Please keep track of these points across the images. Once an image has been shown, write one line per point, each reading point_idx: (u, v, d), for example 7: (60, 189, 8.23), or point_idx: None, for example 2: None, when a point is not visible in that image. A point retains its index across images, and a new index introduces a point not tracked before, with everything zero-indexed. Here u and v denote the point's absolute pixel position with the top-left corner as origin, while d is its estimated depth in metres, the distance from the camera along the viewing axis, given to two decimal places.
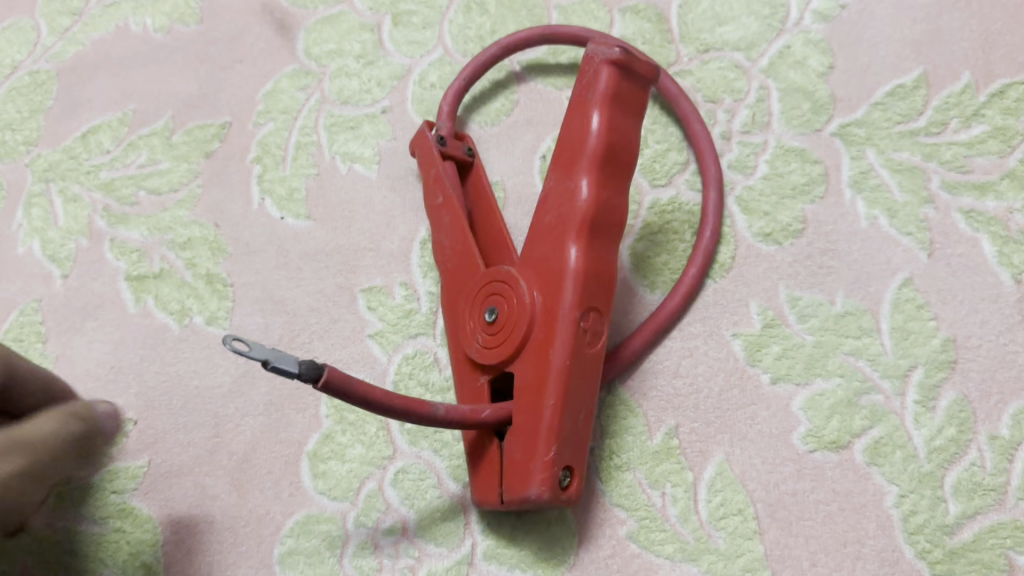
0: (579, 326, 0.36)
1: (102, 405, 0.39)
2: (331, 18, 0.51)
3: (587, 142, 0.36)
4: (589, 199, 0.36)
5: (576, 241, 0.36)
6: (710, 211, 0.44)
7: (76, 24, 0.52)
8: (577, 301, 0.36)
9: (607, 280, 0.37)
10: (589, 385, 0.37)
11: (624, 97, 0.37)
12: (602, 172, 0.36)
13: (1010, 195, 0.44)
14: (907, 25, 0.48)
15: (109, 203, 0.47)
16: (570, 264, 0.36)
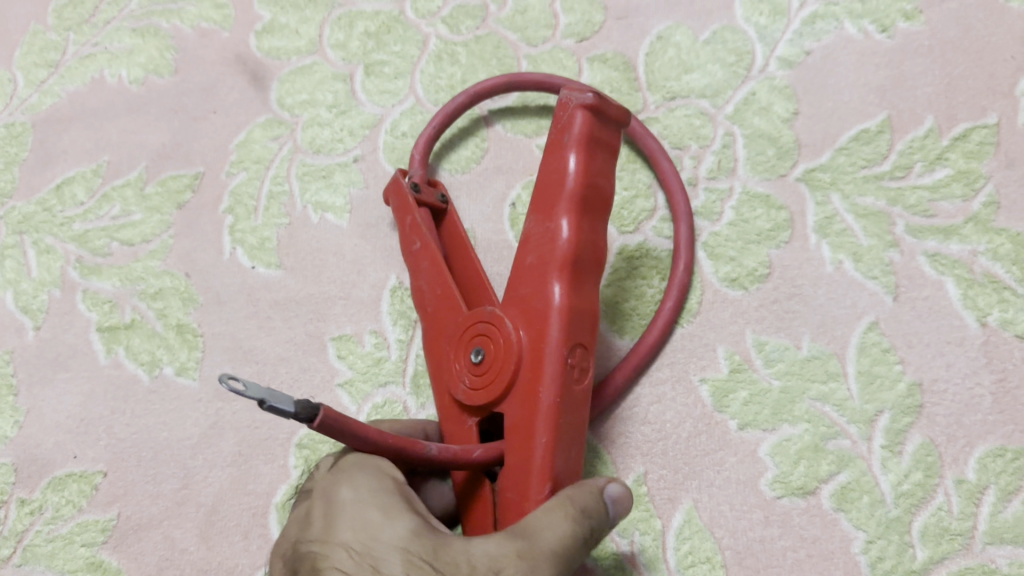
0: (566, 366, 0.33)
1: (609, 488, 0.33)
2: (304, 69, 0.52)
3: (564, 182, 0.34)
4: (570, 237, 0.34)
5: (558, 277, 0.34)
6: (683, 251, 0.44)
7: (51, 76, 0.53)
8: (563, 339, 0.33)
9: (592, 317, 0.35)
10: (581, 422, 0.34)
11: (599, 136, 0.35)
12: (583, 209, 0.34)
13: (974, 238, 0.44)
14: (871, 71, 0.49)
15: (82, 254, 0.48)
16: (554, 302, 0.34)
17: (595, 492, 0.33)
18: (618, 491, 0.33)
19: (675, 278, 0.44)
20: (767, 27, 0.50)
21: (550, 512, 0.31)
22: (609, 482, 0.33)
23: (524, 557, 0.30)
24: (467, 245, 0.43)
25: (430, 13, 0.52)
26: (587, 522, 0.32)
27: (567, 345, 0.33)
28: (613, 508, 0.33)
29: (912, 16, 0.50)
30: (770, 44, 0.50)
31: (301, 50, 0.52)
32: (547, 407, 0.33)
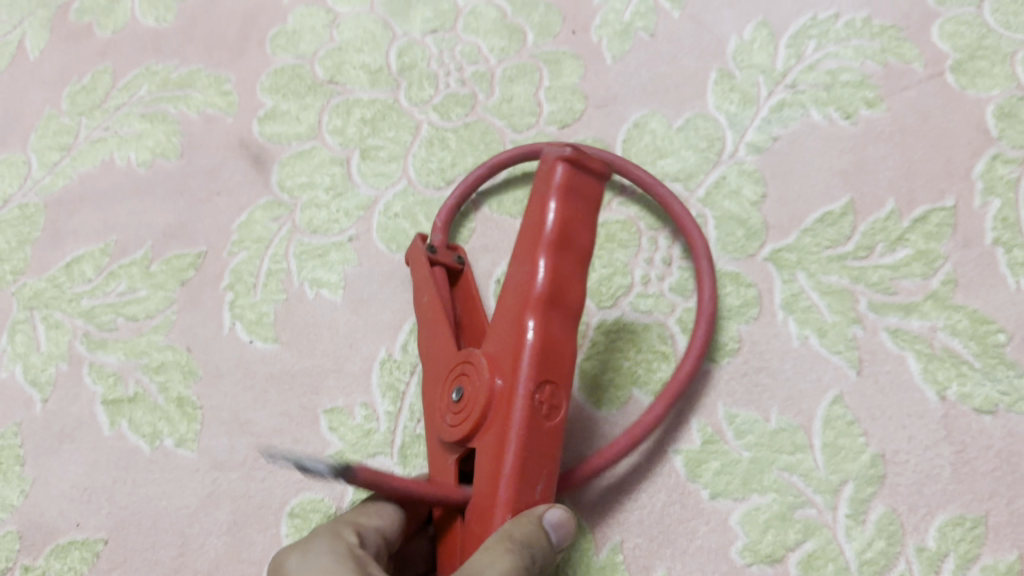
0: (533, 402, 0.36)
1: (546, 514, 0.35)
2: (304, 153, 0.55)
3: (542, 228, 0.37)
4: (545, 278, 0.36)
5: (531, 316, 0.36)
6: (704, 316, 0.45)
7: (64, 159, 0.56)
8: (531, 374, 0.36)
9: (567, 360, 0.37)
10: (549, 455, 0.36)
11: (578, 186, 0.38)
12: (559, 253, 0.37)
13: (933, 314, 0.47)
14: (836, 156, 0.52)
15: (89, 329, 0.50)
16: (525, 338, 0.36)
17: (535, 524, 0.35)
18: (559, 517, 0.36)
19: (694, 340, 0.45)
20: (737, 115, 0.54)
21: (491, 555, 0.33)
22: (549, 508, 0.36)
23: None
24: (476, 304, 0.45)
25: (422, 100, 0.56)
26: (524, 546, 0.34)
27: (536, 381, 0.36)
28: (552, 533, 0.35)
29: (874, 103, 0.53)
30: (740, 130, 0.53)
31: (301, 135, 0.56)
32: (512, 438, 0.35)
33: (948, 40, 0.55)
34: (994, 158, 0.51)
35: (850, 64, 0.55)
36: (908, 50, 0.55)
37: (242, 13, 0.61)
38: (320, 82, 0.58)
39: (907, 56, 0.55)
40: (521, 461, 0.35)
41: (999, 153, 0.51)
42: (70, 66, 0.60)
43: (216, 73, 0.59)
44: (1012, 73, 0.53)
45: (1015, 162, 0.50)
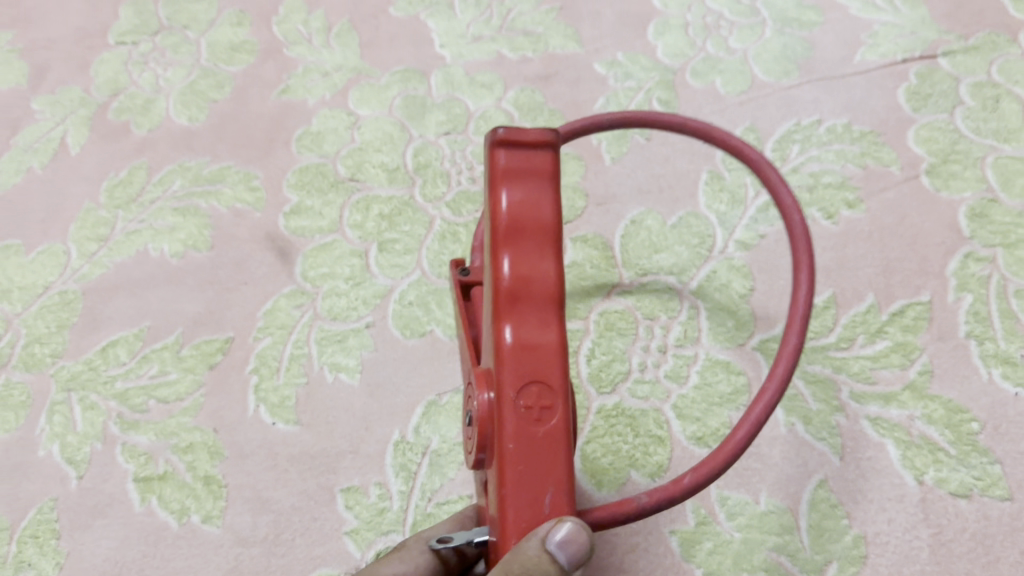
0: (518, 409, 0.34)
1: (553, 534, 0.33)
2: (326, 245, 0.60)
3: (494, 221, 0.35)
4: (508, 273, 0.35)
5: (503, 322, 0.34)
6: (803, 277, 0.40)
7: (101, 249, 0.61)
8: (512, 382, 0.34)
9: (554, 356, 0.34)
10: (551, 461, 0.34)
11: (520, 164, 0.36)
12: (517, 242, 0.35)
13: (910, 404, 0.50)
14: (818, 253, 0.56)
15: (123, 410, 0.54)
16: (500, 343, 0.34)
17: (537, 552, 0.33)
18: (567, 534, 0.33)
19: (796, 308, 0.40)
20: (726, 214, 0.59)
21: None
22: (554, 527, 0.33)
23: None
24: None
25: (435, 198, 0.61)
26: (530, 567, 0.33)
27: (517, 386, 0.34)
28: (564, 550, 0.33)
29: (854, 204, 0.58)
30: (729, 228, 0.58)
31: (323, 229, 0.60)
32: (503, 458, 0.34)
33: (923, 145, 0.60)
34: (966, 256, 0.55)
35: (832, 167, 0.59)
36: (886, 153, 0.60)
37: (270, 113, 0.66)
38: (341, 179, 0.62)
39: (886, 159, 0.60)
40: (519, 472, 0.34)
41: (971, 251, 0.55)
42: (108, 161, 0.65)
43: (245, 170, 0.63)
44: (982, 175, 0.58)
45: (986, 260, 0.55)
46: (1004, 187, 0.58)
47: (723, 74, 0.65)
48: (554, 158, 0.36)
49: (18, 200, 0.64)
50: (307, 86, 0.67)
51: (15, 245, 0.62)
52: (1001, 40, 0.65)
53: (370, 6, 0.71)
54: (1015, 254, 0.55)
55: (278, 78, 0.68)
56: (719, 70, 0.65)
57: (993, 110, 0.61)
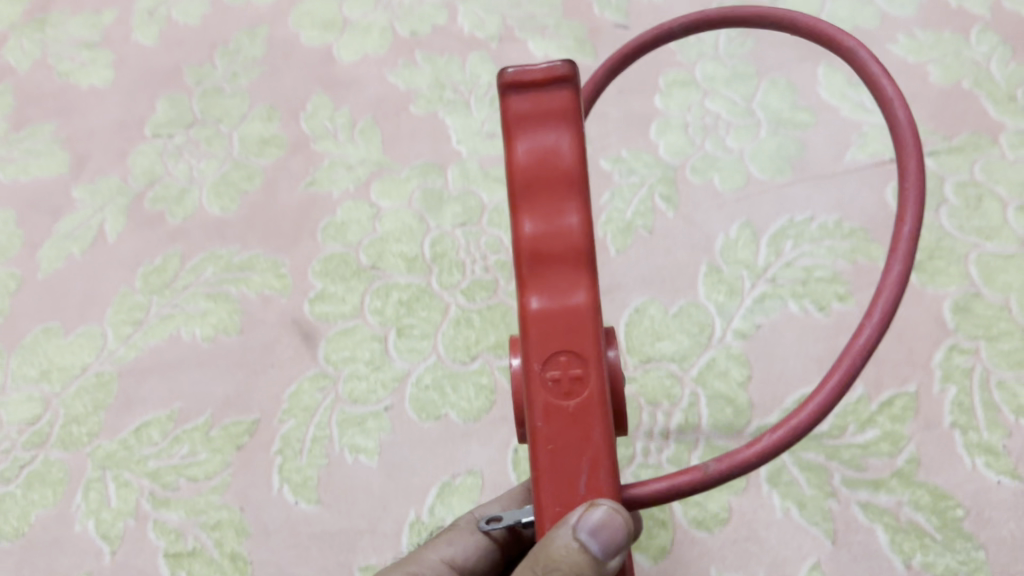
0: (548, 382, 0.35)
1: (589, 516, 0.34)
2: (348, 330, 0.63)
3: (512, 179, 0.35)
4: (528, 241, 0.35)
5: (528, 295, 0.35)
6: (910, 206, 0.38)
7: (136, 332, 0.64)
8: (539, 358, 0.35)
9: (581, 321, 0.35)
10: (582, 435, 0.35)
11: (534, 112, 0.34)
12: (537, 201, 0.35)
13: (899, 490, 0.54)
14: (812, 343, 0.61)
15: (154, 488, 0.58)
16: (526, 316, 0.35)
17: (569, 542, 0.34)
18: (599, 521, 0.33)
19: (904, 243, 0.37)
20: (724, 304, 0.63)
21: None
22: (587, 512, 0.34)
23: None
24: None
25: (451, 285, 0.65)
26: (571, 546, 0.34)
27: (544, 358, 0.35)
28: (600, 531, 0.33)
29: (845, 298, 0.62)
30: (727, 318, 0.62)
31: (346, 314, 0.64)
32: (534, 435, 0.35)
33: None
34: (951, 347, 0.58)
35: (823, 262, 0.64)
36: (874, 250, 0.64)
37: (297, 205, 0.70)
38: (364, 267, 0.67)
39: (875, 254, 0.64)
40: (550, 448, 0.35)
41: (956, 343, 0.59)
42: (144, 247, 0.69)
43: (273, 258, 0.68)
44: (965, 271, 0.62)
45: (969, 351, 0.58)
46: (986, 282, 0.61)
47: (721, 171, 0.69)
48: (571, 94, 0.34)
49: (58, 284, 0.68)
50: (332, 179, 0.72)
51: (54, 327, 0.66)
52: (983, 142, 0.69)
53: (391, 103, 0.76)
54: (997, 347, 0.58)
55: (305, 171, 0.72)
56: (717, 168, 0.69)
57: (976, 209, 0.65)
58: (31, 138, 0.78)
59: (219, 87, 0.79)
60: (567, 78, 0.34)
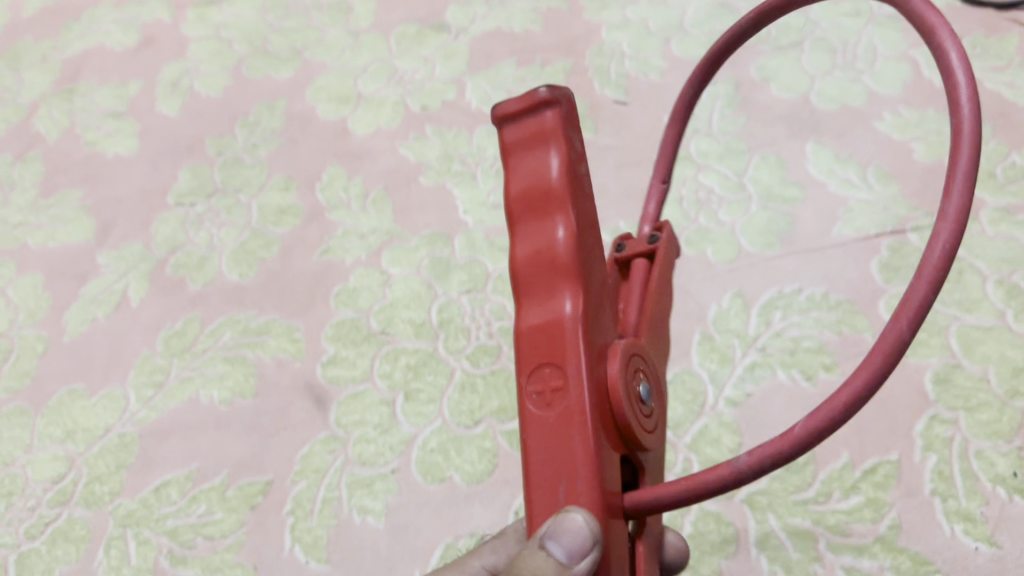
0: (531, 392, 0.36)
1: (560, 523, 0.35)
2: (358, 394, 0.67)
3: (511, 202, 0.38)
4: (521, 255, 0.38)
5: (522, 308, 0.38)
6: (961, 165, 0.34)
7: (157, 394, 0.68)
8: (527, 368, 0.37)
9: (564, 331, 0.36)
10: (563, 443, 0.35)
11: (524, 137, 0.38)
12: (528, 220, 0.38)
13: (881, 555, 0.57)
14: (799, 411, 0.64)
15: (173, 546, 0.61)
16: (521, 329, 0.37)
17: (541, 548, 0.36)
18: (560, 528, 0.35)
19: (926, 269, 0.33)
20: (717, 372, 0.66)
21: None
22: (556, 520, 0.35)
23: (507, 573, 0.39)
24: (665, 296, 0.47)
25: (457, 350, 0.68)
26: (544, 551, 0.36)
27: (531, 366, 0.37)
28: (563, 539, 0.35)
29: (831, 367, 0.65)
30: (719, 385, 0.66)
31: (356, 377, 0.68)
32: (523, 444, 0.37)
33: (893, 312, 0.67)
34: (932, 417, 0.62)
35: (810, 333, 0.67)
36: (860, 321, 0.67)
37: (312, 272, 0.74)
38: (374, 331, 0.70)
39: (860, 325, 0.67)
40: (534, 455, 0.36)
41: (936, 413, 0.62)
42: (166, 312, 0.73)
43: (288, 322, 0.71)
44: (946, 343, 0.65)
45: (949, 422, 0.61)
46: (966, 353, 0.65)
47: (714, 243, 0.73)
48: (556, 116, 0.37)
49: (84, 348, 0.72)
50: (345, 247, 0.75)
51: (79, 388, 0.69)
52: None
53: (402, 175, 0.80)
54: (976, 418, 0.61)
55: (319, 239, 0.76)
56: (710, 240, 0.73)
57: (957, 282, 0.68)
58: (58, 205, 0.82)
59: (238, 157, 0.83)
60: (552, 96, 0.37)
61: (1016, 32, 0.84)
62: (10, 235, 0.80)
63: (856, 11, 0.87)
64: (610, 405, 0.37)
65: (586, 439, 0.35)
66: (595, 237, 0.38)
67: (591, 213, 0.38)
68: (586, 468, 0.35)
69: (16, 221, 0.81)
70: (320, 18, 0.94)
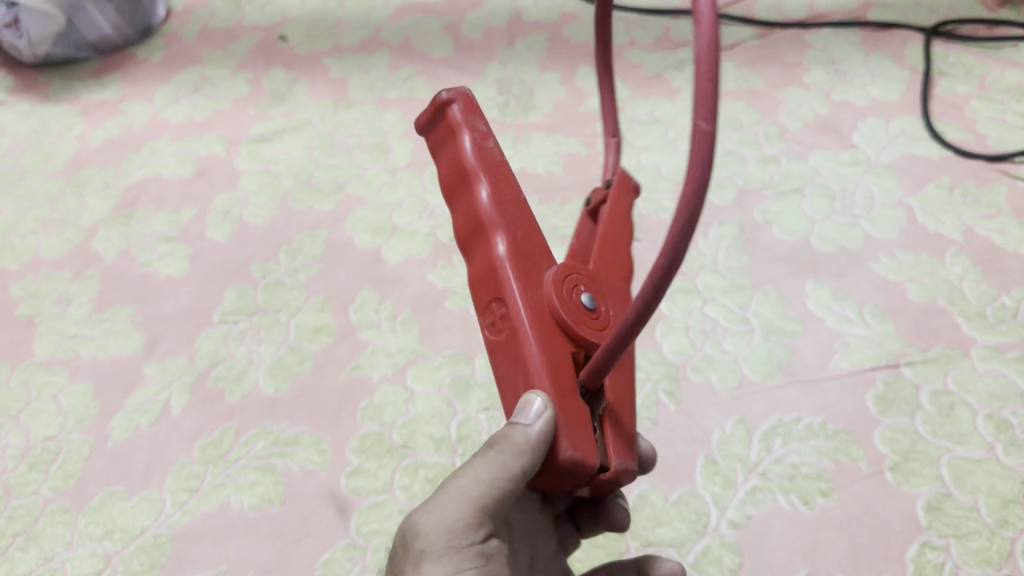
0: (486, 322, 0.49)
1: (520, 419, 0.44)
2: (378, 503, 0.71)
3: (449, 197, 0.54)
4: (459, 228, 0.53)
5: (470, 262, 0.51)
6: None
7: (191, 498, 0.73)
8: (483, 305, 0.49)
9: (496, 263, 0.48)
10: (508, 350, 0.47)
11: (447, 146, 0.54)
12: (459, 203, 0.53)
13: None
14: (798, 534, 0.67)
15: None
16: (471, 278, 0.51)
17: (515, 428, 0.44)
18: (529, 404, 0.44)
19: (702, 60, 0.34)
20: (720, 494, 0.70)
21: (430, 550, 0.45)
22: (523, 403, 0.45)
23: (478, 456, 0.47)
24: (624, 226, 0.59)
25: None
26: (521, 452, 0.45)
27: (485, 304, 0.49)
28: (531, 414, 0.44)
29: (827, 493, 0.69)
30: (722, 507, 0.69)
31: (377, 488, 0.72)
32: (491, 358, 0.49)
33: (887, 443, 0.71)
34: (923, 544, 0.65)
35: (809, 459, 0.71)
36: (855, 451, 0.71)
37: (341, 388, 0.79)
38: (396, 445, 0.75)
39: (855, 455, 0.71)
40: (499, 367, 0.48)
41: (928, 540, 0.65)
42: (205, 422, 0.78)
43: (317, 434, 0.76)
44: (938, 472, 0.69)
45: (941, 548, 0.65)
46: (957, 483, 0.68)
47: (719, 370, 0.78)
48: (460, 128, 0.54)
49: (126, 453, 0.77)
50: (374, 364, 0.81)
51: (119, 491, 0.74)
52: (955, 353, 0.76)
53: (429, 300, 0.86)
54: (966, 545, 0.65)
55: (350, 356, 0.82)
56: (714, 367, 0.78)
57: (949, 415, 0.72)
58: (110, 319, 0.88)
59: (280, 281, 0.90)
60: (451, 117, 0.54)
61: (1005, 183, 0.90)
62: (64, 345, 0.86)
63: (855, 161, 0.95)
64: (547, 311, 0.47)
65: (526, 342, 0.46)
66: (514, 200, 0.52)
67: (505, 185, 0.52)
68: (529, 364, 0.46)
69: (70, 332, 0.87)
70: (362, 156, 1.03)
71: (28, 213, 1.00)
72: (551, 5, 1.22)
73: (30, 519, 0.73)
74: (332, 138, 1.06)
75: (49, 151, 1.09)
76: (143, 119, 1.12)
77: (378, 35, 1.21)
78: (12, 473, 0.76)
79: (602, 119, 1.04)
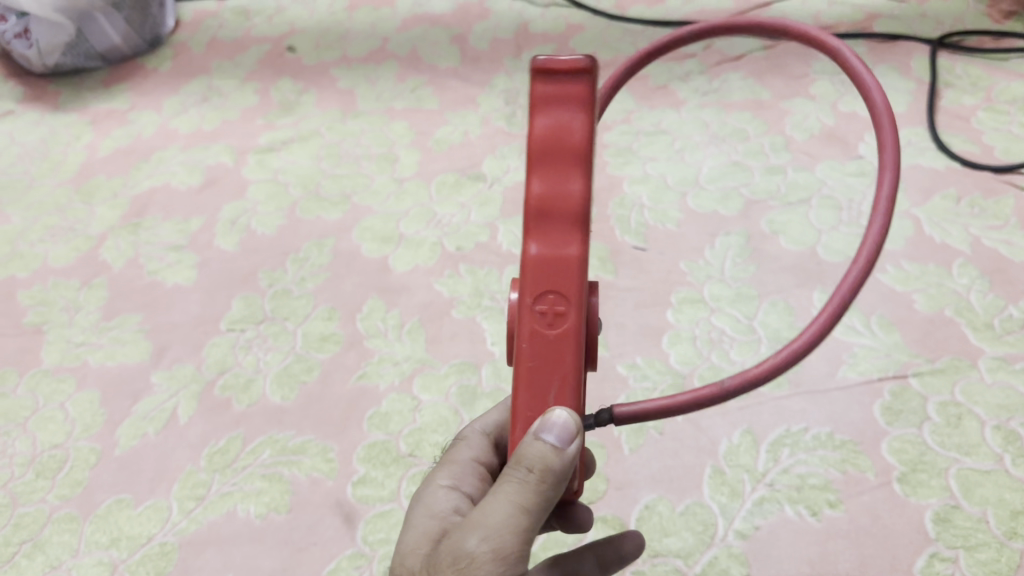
0: (536, 315, 0.44)
1: (546, 435, 0.42)
2: (384, 512, 0.71)
3: (531, 144, 0.44)
4: (535, 192, 0.44)
5: (533, 239, 0.44)
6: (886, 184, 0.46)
7: (198, 506, 0.73)
8: (535, 296, 0.44)
9: (577, 272, 0.44)
10: (557, 363, 0.44)
11: (556, 90, 0.43)
12: (544, 163, 0.44)
13: None
14: (805, 544, 0.67)
15: None
16: (528, 258, 0.44)
17: (540, 446, 0.42)
18: (561, 424, 0.42)
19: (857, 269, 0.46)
20: (727, 504, 0.70)
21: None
22: (554, 420, 0.42)
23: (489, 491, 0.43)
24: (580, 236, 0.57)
25: None
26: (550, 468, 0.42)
27: (547, 299, 0.44)
28: (561, 433, 0.42)
29: (835, 504, 0.69)
30: (729, 517, 0.69)
31: (384, 497, 0.72)
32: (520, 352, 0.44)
33: (895, 454, 0.71)
34: (932, 555, 0.65)
35: (816, 470, 0.71)
36: (862, 461, 0.71)
37: (348, 396, 0.79)
38: (402, 454, 0.75)
39: (862, 465, 0.71)
40: (530, 366, 0.44)
41: (937, 551, 0.65)
42: (211, 430, 0.78)
43: (323, 443, 0.76)
44: (946, 483, 0.68)
45: (950, 559, 0.64)
46: (965, 495, 0.68)
47: None
48: (586, 87, 0.43)
49: (133, 461, 0.77)
50: (381, 373, 0.81)
51: (126, 498, 0.74)
52: (963, 364, 0.76)
53: (436, 308, 0.86)
54: (975, 557, 0.64)
55: (357, 364, 0.82)
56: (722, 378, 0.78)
57: (956, 426, 0.72)
58: (118, 327, 0.88)
59: (288, 289, 0.90)
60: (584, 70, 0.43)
61: (1012, 194, 0.90)
62: (71, 353, 0.86)
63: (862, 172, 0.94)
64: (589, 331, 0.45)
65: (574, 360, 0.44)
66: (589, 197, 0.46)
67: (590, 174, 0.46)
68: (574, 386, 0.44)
69: (77, 340, 0.87)
70: (369, 166, 1.03)
71: (38, 221, 1.01)
72: (558, 15, 1.23)
73: (37, 527, 0.73)
74: (339, 148, 1.06)
75: (57, 160, 1.09)
76: (151, 129, 1.12)
77: (386, 46, 1.22)
78: (20, 480, 0.77)
79: (608, 130, 1.04)
